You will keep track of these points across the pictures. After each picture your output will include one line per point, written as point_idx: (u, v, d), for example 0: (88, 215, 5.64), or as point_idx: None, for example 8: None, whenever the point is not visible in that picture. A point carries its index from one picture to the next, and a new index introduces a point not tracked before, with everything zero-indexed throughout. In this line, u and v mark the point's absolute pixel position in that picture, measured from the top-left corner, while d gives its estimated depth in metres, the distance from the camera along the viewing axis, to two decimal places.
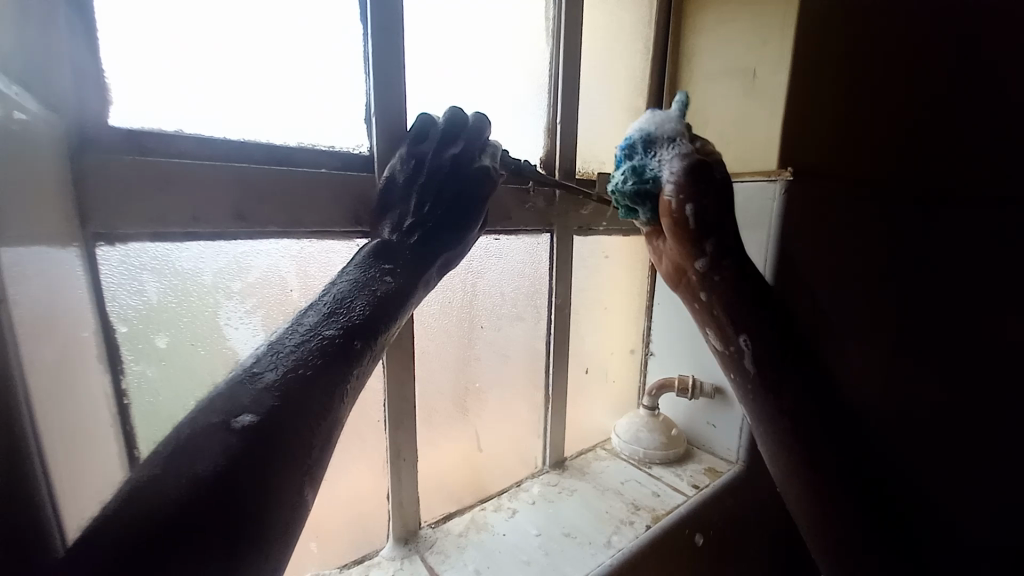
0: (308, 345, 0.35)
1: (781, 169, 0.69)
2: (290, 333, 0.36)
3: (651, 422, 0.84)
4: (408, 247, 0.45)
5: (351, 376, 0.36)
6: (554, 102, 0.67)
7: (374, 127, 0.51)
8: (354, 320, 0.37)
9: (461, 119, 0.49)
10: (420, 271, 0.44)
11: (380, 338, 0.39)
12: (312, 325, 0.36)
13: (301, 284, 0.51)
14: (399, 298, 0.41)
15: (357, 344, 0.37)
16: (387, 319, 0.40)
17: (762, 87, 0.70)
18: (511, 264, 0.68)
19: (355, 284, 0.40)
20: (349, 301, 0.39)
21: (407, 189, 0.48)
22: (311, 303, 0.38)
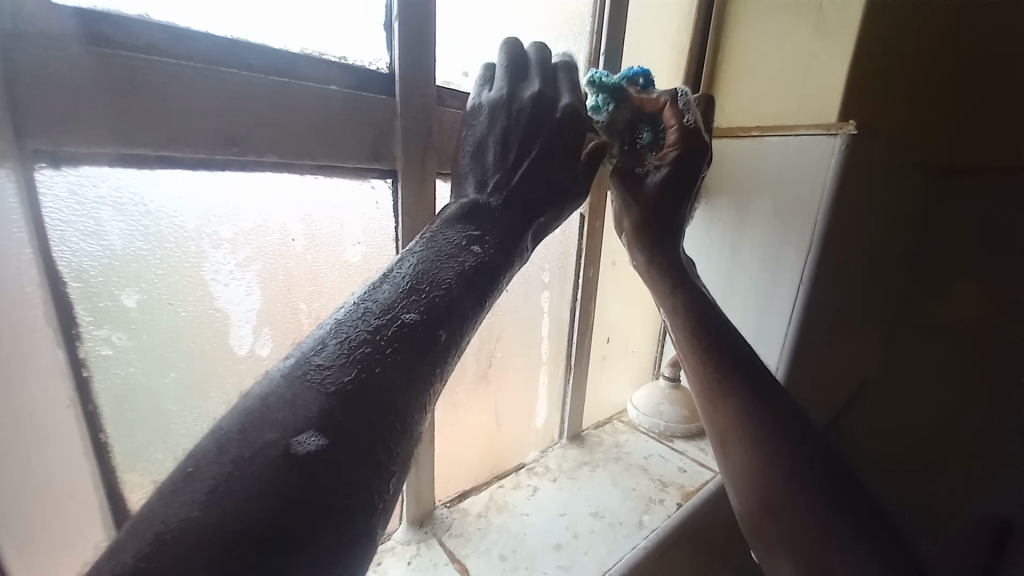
0: (386, 334, 0.28)
1: (843, 122, 0.62)
2: (361, 315, 0.29)
3: (672, 394, 0.79)
4: (493, 210, 0.37)
5: (433, 376, 0.29)
6: (599, 28, 0.57)
7: (396, 36, 0.40)
8: (438, 303, 0.30)
9: (522, 52, 0.42)
10: (512, 244, 0.37)
11: (465, 326, 0.32)
12: (386, 304, 0.29)
13: (304, 232, 0.41)
14: (486, 273, 0.34)
15: (441, 335, 0.30)
16: (476, 303, 0.32)
17: (830, 26, 0.61)
18: None
19: (432, 254, 0.33)
20: (430, 276, 0.31)
21: (484, 137, 0.39)
22: (385, 274, 0.31)
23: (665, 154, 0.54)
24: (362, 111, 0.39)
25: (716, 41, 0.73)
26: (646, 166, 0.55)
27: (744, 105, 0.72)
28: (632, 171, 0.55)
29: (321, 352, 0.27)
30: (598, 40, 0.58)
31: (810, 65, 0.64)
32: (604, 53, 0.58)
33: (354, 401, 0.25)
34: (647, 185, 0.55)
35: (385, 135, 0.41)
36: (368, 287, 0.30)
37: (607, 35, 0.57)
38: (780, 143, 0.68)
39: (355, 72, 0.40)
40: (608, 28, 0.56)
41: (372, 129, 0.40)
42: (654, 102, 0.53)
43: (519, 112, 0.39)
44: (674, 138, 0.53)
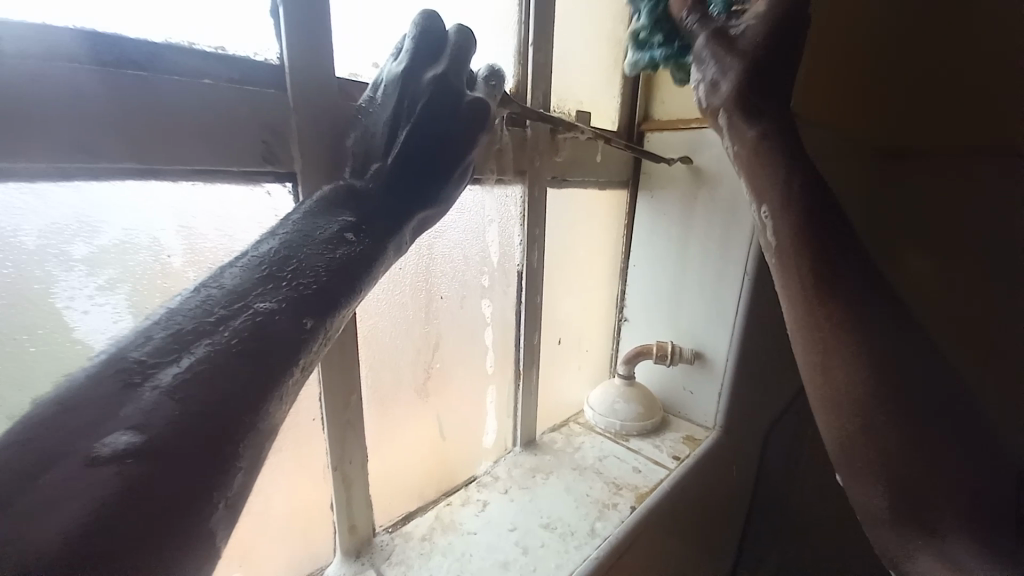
0: (234, 323, 0.25)
1: None
2: (206, 301, 0.25)
3: (628, 392, 0.78)
4: (369, 193, 0.36)
5: (293, 371, 0.26)
6: (527, 18, 0.54)
7: (283, 26, 0.36)
8: (303, 290, 0.28)
9: (438, 32, 0.38)
10: (389, 230, 0.35)
11: (335, 315, 0.29)
12: (238, 292, 0.26)
13: (186, 245, 0.36)
14: (364, 259, 0.32)
15: (305, 325, 0.27)
16: (347, 290, 0.30)
17: None
18: (474, 220, 0.56)
19: (299, 238, 0.30)
20: (296, 260, 0.29)
21: (382, 126, 0.38)
22: (241, 256, 0.28)
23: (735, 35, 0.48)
24: (245, 108, 0.35)
25: None
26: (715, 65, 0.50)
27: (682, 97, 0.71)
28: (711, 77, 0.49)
29: (150, 341, 0.23)
30: (527, 29, 0.55)
31: None
32: (533, 42, 0.55)
33: (187, 401, 0.22)
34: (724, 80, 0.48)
35: (278, 134, 0.37)
36: (218, 271, 0.27)
37: (535, 24, 0.54)
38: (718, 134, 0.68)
39: (239, 65, 0.35)
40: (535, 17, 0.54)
41: (261, 128, 0.36)
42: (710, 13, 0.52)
43: (414, 104, 0.37)
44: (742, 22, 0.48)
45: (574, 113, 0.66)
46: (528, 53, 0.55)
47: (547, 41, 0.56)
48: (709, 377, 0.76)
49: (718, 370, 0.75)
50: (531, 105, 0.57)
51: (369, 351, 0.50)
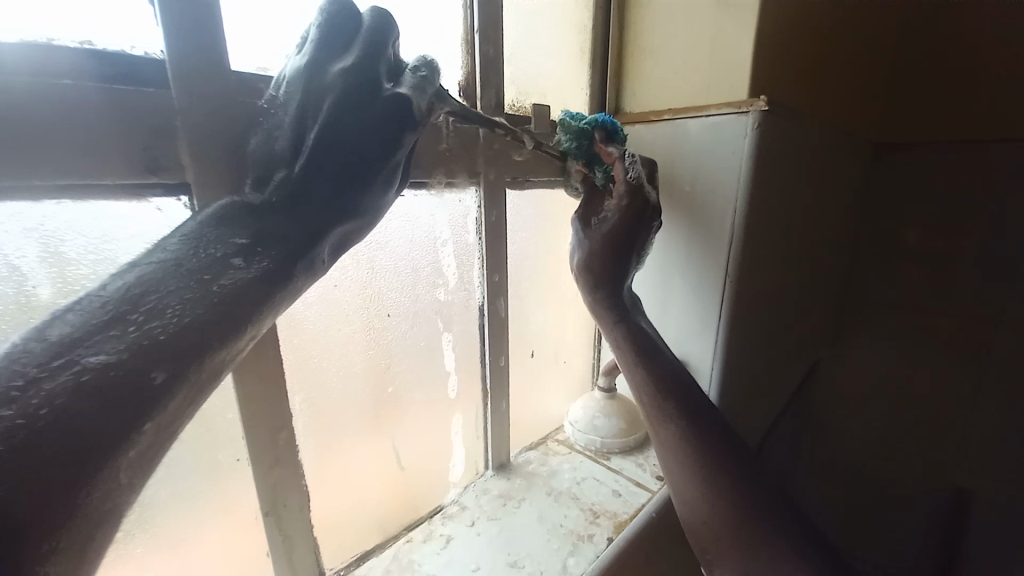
0: (52, 376, 0.20)
1: (754, 97, 0.57)
2: (24, 351, 0.20)
3: (609, 405, 0.73)
4: (271, 210, 0.31)
5: (136, 434, 0.22)
6: (471, 5, 0.50)
7: (164, 11, 0.31)
8: (162, 331, 0.23)
9: (351, 13, 0.34)
10: (292, 250, 0.30)
11: (204, 361, 0.25)
12: (70, 339, 0.21)
13: (54, 274, 0.31)
14: (256, 288, 0.27)
15: (156, 380, 0.22)
16: (225, 330, 0.25)
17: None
18: (422, 229, 0.51)
19: (166, 270, 0.25)
20: (157, 294, 0.24)
21: (286, 129, 0.32)
22: (89, 292, 0.23)
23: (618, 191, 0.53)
24: (119, 110, 0.30)
25: (619, 22, 0.66)
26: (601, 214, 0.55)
27: (654, 86, 0.65)
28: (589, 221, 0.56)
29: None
30: (473, 17, 0.50)
31: (715, 38, 0.58)
32: (481, 30, 0.50)
33: None
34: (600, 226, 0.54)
35: (162, 140, 0.31)
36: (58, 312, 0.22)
37: (482, 11, 0.50)
38: (692, 126, 0.62)
39: (116, 62, 0.30)
40: (479, 4, 0.49)
41: (140, 131, 0.30)
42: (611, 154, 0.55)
43: (318, 106, 0.32)
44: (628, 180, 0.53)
45: (533, 109, 0.61)
46: (475, 43, 0.50)
47: (496, 31, 0.51)
48: None
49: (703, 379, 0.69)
50: (481, 101, 0.52)
51: (304, 380, 0.44)
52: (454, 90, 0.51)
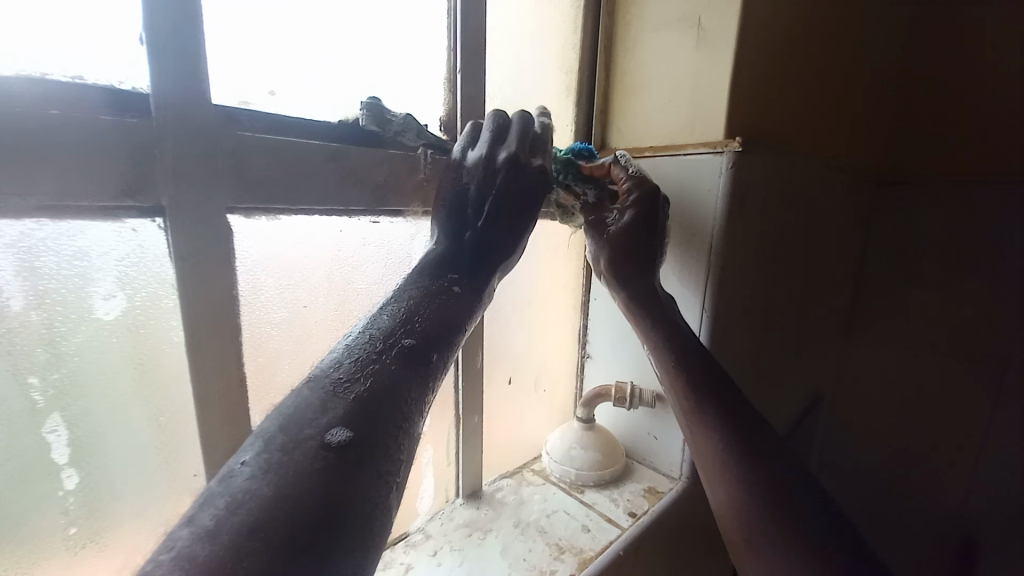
0: (366, 400, 0.31)
1: (729, 139, 0.58)
2: (326, 398, 0.30)
3: (586, 437, 0.72)
4: (423, 283, 0.40)
5: (400, 436, 0.31)
6: (454, 46, 0.53)
7: (150, 47, 0.34)
8: (396, 414, 0.31)
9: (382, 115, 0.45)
10: (449, 305, 0.39)
11: (420, 393, 0.34)
12: (350, 389, 0.31)
13: (27, 288, 0.32)
14: (457, 325, 0.38)
15: (400, 409, 0.32)
16: (419, 371, 0.34)
17: (711, 40, 0.58)
18: (397, 254, 0.53)
19: (356, 346, 0.34)
20: (398, 342, 0.34)
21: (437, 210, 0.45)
22: (283, 410, 0.30)
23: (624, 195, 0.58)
24: (101, 137, 0.32)
25: (605, 61, 0.69)
26: (612, 215, 0.59)
27: (637, 123, 0.67)
28: (603, 226, 0.60)
29: (292, 436, 0.28)
30: (455, 58, 0.53)
31: (694, 81, 0.60)
32: (462, 70, 0.53)
33: (305, 485, 0.26)
34: (614, 228, 0.59)
35: (139, 166, 0.33)
36: (326, 371, 0.32)
37: (463, 51, 0.53)
38: (671, 164, 0.64)
39: (101, 94, 0.32)
40: (460, 46, 0.52)
41: (119, 157, 0.32)
42: (600, 167, 0.59)
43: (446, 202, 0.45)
44: (626, 184, 0.57)
45: None
46: (456, 82, 0.54)
47: (477, 70, 0.54)
48: (673, 422, 0.70)
49: None
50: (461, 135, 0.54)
51: (267, 399, 0.45)
52: (435, 124, 0.54)
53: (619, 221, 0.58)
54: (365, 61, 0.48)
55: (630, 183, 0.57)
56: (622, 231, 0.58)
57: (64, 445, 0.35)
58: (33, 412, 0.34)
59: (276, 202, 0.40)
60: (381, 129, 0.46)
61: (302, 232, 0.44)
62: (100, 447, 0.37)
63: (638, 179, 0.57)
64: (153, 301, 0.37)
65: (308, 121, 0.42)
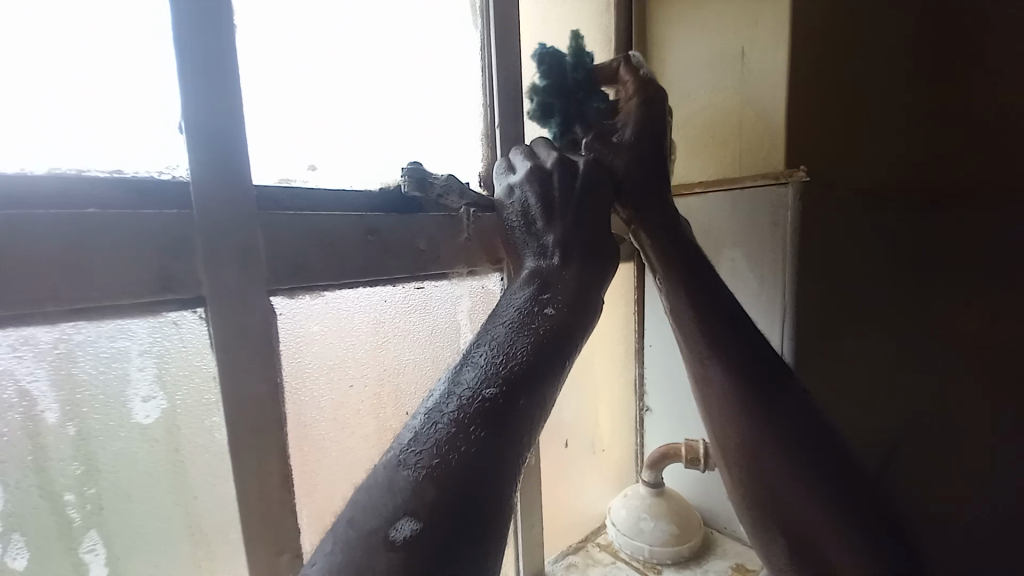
0: (448, 480, 0.28)
1: (791, 168, 0.54)
2: (402, 475, 0.29)
3: (656, 505, 0.63)
4: (505, 326, 0.36)
5: (489, 523, 0.28)
6: (491, 101, 0.51)
7: (189, 137, 0.33)
8: (480, 499, 0.28)
9: (422, 181, 0.43)
10: (535, 355, 0.35)
11: (508, 464, 0.30)
12: (428, 461, 0.29)
13: (64, 397, 0.30)
14: (545, 365, 0.35)
15: (485, 489, 0.29)
16: (507, 439, 0.31)
17: (756, 71, 0.54)
18: (442, 318, 0.50)
19: (440, 407, 0.32)
20: (478, 398, 0.32)
21: (528, 235, 0.43)
22: (372, 485, 0.29)
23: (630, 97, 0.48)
24: (136, 232, 0.30)
25: None
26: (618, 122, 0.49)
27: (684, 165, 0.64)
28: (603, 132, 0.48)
29: (363, 523, 0.27)
30: (492, 114, 0.51)
31: (741, 116, 0.56)
32: (500, 125, 0.51)
33: None
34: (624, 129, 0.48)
35: (175, 257, 0.31)
36: (409, 435, 0.31)
37: (501, 107, 0.51)
38: (724, 200, 0.60)
39: (140, 187, 0.31)
40: (498, 101, 0.50)
41: (154, 251, 0.30)
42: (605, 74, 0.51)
43: (534, 229, 0.43)
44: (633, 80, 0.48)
45: None
46: (495, 136, 0.51)
47: (516, 122, 0.52)
48: None
49: None
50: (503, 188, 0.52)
51: (313, 494, 0.41)
52: (475, 180, 0.52)
53: (632, 121, 0.47)
54: (402, 125, 0.46)
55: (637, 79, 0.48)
56: (641, 126, 0.47)
57: (99, 564, 0.32)
58: (67, 532, 0.31)
59: (318, 279, 0.38)
60: (422, 194, 0.44)
61: (342, 306, 0.41)
62: (135, 565, 0.33)
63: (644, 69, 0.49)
64: (192, 398, 0.34)
65: (345, 193, 0.41)
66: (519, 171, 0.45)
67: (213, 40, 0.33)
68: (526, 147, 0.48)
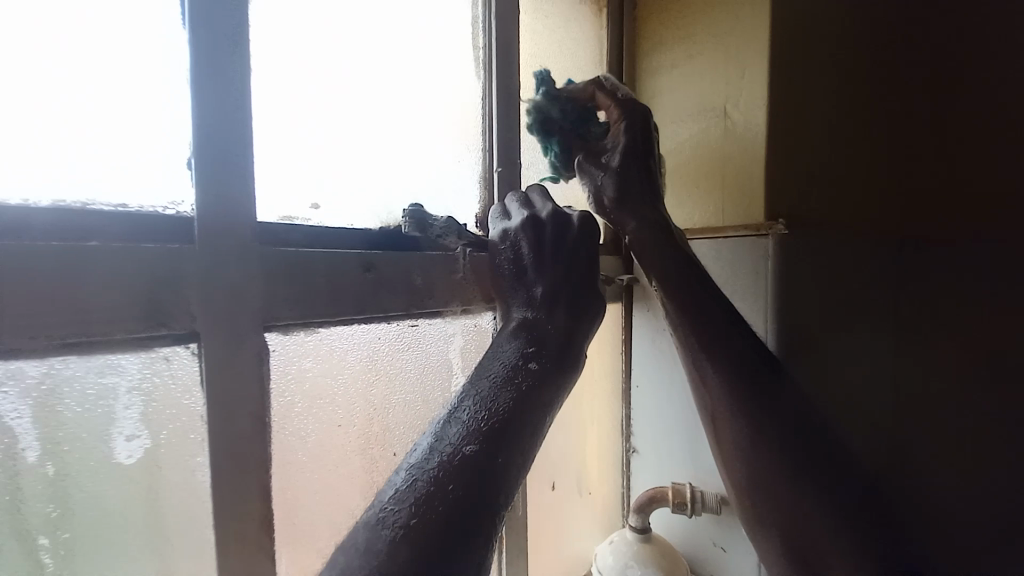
0: (425, 539, 0.28)
1: (772, 221, 0.59)
2: (379, 531, 0.28)
3: (643, 550, 0.62)
4: (490, 379, 0.37)
5: None
6: (491, 146, 0.53)
7: (197, 174, 0.33)
8: (457, 560, 0.28)
9: (421, 222, 0.44)
10: (518, 410, 0.35)
11: (486, 523, 0.30)
12: (405, 521, 0.28)
13: (44, 434, 0.28)
14: (526, 422, 0.35)
15: (462, 550, 0.28)
16: (487, 498, 0.31)
17: (740, 131, 0.61)
18: (435, 354, 0.50)
19: (421, 461, 0.31)
20: (459, 455, 0.31)
21: (519, 281, 0.44)
22: (348, 541, 0.28)
23: (616, 130, 0.53)
24: (137, 266, 0.30)
25: None
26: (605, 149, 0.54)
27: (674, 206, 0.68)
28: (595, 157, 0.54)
29: None
30: (491, 159, 0.53)
31: (726, 166, 0.62)
32: (499, 169, 0.53)
33: None
34: (613, 159, 0.53)
35: (173, 291, 0.31)
36: (388, 491, 0.30)
37: (500, 153, 0.53)
38: (715, 245, 0.65)
39: (143, 222, 0.32)
40: (497, 147, 0.53)
41: (153, 285, 0.30)
42: (584, 93, 0.54)
43: (527, 275, 0.44)
44: (612, 106, 0.53)
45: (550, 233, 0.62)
46: (494, 179, 0.53)
47: (513, 167, 0.54)
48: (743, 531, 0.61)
49: None
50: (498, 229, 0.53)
51: (294, 540, 0.39)
52: (472, 219, 0.53)
53: (620, 143, 0.53)
54: (405, 166, 0.48)
55: (614, 102, 0.53)
56: (626, 146, 0.53)
57: None
58: None
59: (314, 315, 0.38)
60: (421, 233, 0.44)
61: (337, 342, 0.41)
62: None
63: (631, 99, 0.53)
64: (176, 438, 0.33)
65: (344, 231, 0.41)
66: (515, 218, 0.46)
67: (229, 83, 0.34)
68: (522, 195, 0.49)
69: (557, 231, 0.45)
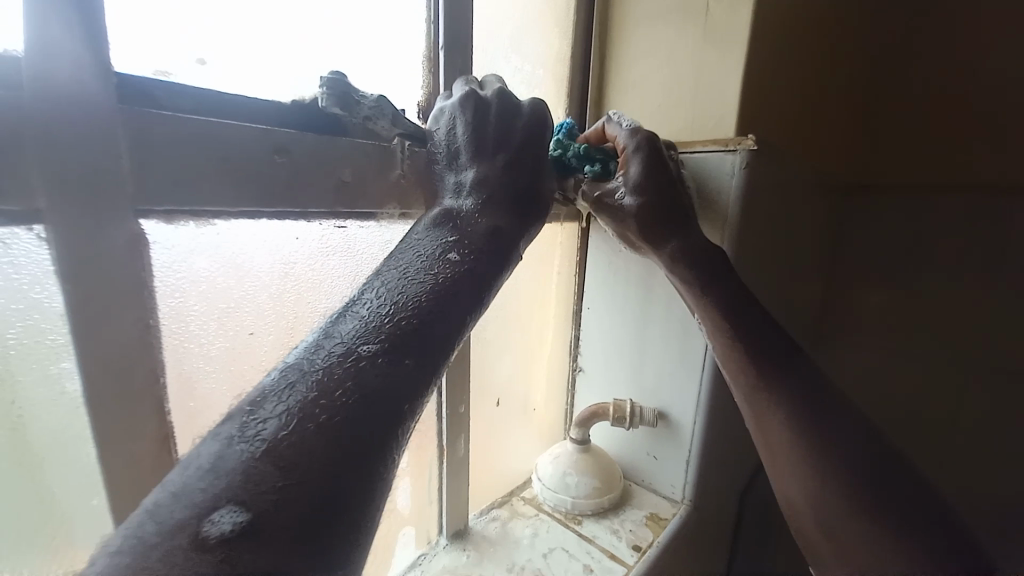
0: (301, 447, 0.24)
1: (741, 136, 0.52)
2: (248, 437, 0.24)
3: (582, 460, 0.65)
4: (399, 275, 0.32)
5: (353, 491, 0.25)
6: (436, 16, 0.44)
7: None
8: (344, 467, 0.25)
9: (340, 93, 0.37)
10: (430, 309, 0.31)
11: (382, 428, 0.27)
12: (274, 433, 0.25)
13: None
14: (440, 322, 0.31)
15: (350, 457, 0.25)
16: (385, 402, 0.27)
17: (716, 26, 0.51)
18: (368, 263, 0.44)
19: (308, 361, 0.27)
20: (354, 355, 0.28)
21: (454, 163, 0.39)
22: (209, 451, 0.24)
23: (624, 163, 0.48)
24: None
25: (600, 46, 0.61)
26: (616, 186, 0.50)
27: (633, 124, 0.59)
28: (609, 197, 0.50)
29: (187, 492, 0.23)
30: (437, 32, 0.45)
31: (699, 72, 0.53)
32: (444, 47, 0.45)
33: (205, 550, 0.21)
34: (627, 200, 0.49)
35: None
36: (263, 395, 0.26)
37: (446, 24, 0.44)
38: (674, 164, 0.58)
39: None
40: (443, 17, 0.44)
41: None
42: (595, 133, 0.51)
43: (459, 157, 0.39)
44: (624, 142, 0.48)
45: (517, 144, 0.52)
46: (438, 60, 0.45)
47: (462, 47, 0.46)
48: (675, 442, 0.64)
49: (685, 435, 0.63)
50: None
51: None
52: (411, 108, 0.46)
53: (631, 177, 0.48)
54: (325, 29, 0.39)
55: (625, 139, 0.48)
56: (637, 181, 0.48)
57: None
58: None
59: (206, 201, 0.31)
60: (347, 113, 0.37)
61: (242, 241, 0.35)
62: None
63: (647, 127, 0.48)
64: (31, 339, 0.27)
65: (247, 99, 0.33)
66: (455, 95, 0.41)
67: None
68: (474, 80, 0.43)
69: (501, 113, 0.40)
